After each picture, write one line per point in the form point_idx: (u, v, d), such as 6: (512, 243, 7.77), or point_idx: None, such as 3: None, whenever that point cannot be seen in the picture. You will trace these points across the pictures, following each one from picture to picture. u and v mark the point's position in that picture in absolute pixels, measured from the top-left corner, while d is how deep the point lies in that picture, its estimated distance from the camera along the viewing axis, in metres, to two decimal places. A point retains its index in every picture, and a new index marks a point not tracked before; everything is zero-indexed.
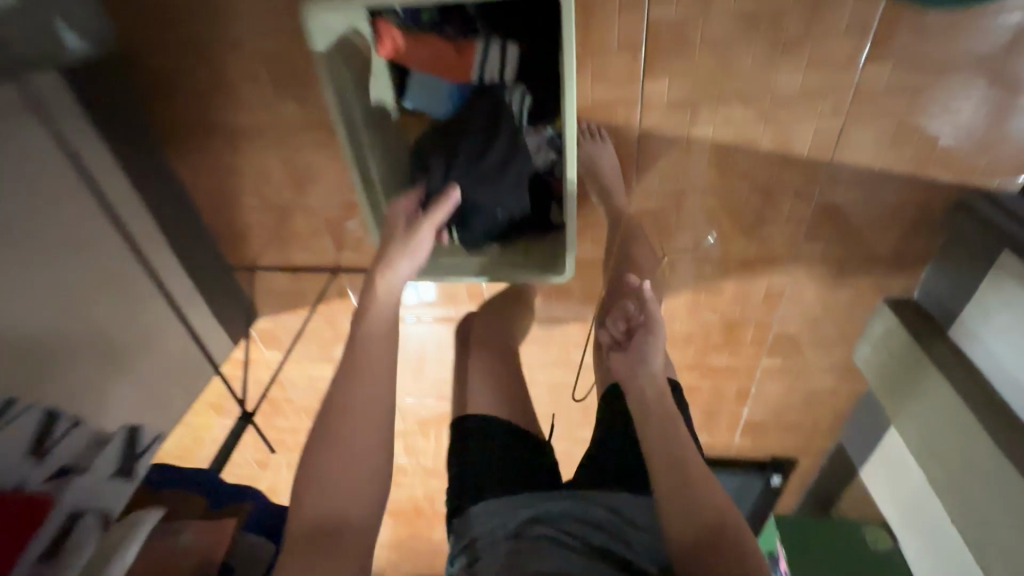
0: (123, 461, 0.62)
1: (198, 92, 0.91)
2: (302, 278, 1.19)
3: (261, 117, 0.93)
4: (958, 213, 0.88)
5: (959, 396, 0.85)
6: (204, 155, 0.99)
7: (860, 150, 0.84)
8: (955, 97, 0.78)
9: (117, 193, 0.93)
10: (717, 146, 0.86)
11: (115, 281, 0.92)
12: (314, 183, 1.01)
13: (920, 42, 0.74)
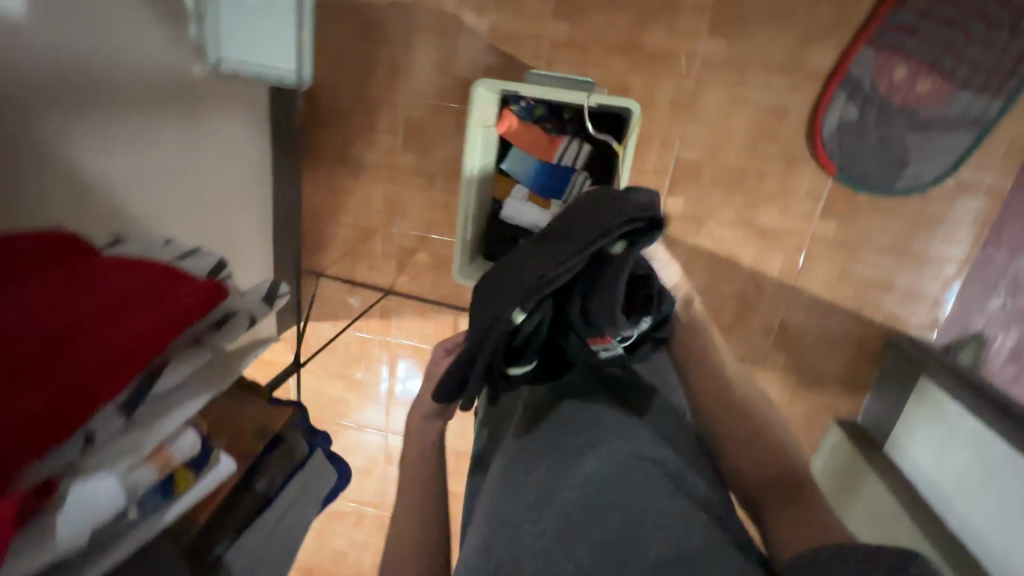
0: (266, 295, 0.65)
1: (349, 131, 1.24)
2: (357, 292, 1.40)
3: (385, 159, 1.26)
4: (886, 349, 1.13)
5: (891, 496, 0.99)
6: (328, 176, 1.29)
7: (815, 281, 1.13)
8: (881, 257, 1.09)
9: (250, 156, 1.12)
10: (713, 255, 1.15)
11: (214, 197, 1.02)
12: (403, 215, 1.30)
13: (856, 214, 1.07)
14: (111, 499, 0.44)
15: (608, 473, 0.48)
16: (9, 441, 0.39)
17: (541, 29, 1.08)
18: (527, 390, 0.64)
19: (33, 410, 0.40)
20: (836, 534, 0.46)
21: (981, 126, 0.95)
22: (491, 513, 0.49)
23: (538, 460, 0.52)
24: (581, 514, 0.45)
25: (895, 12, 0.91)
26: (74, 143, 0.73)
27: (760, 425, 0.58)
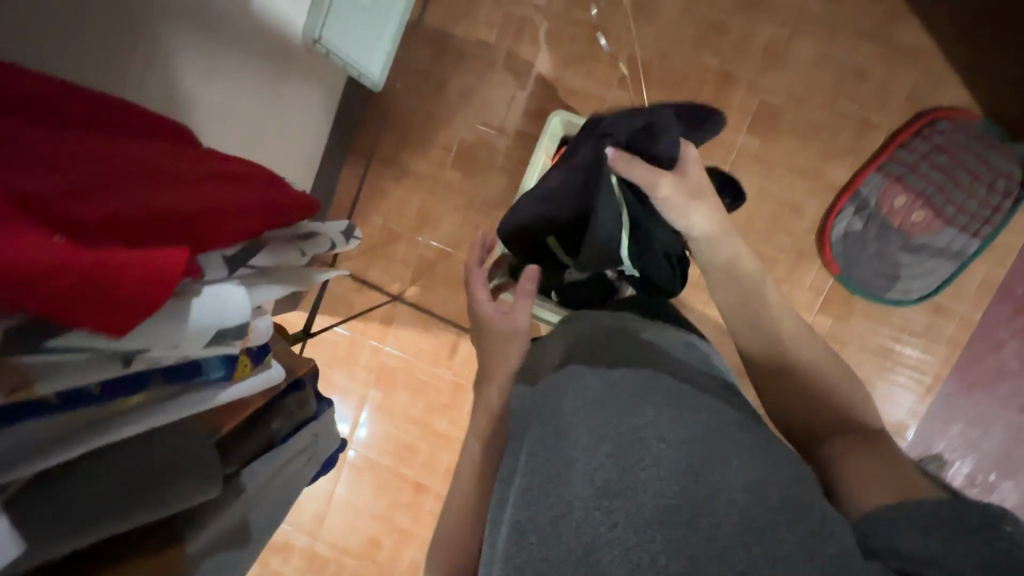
0: (344, 233, 0.69)
1: (405, 138, 1.31)
2: (363, 292, 1.38)
3: (432, 171, 1.31)
4: None
5: None
6: (371, 174, 1.33)
7: None
8: (866, 359, 1.19)
9: (312, 122, 1.16)
10: (720, 327, 1.22)
11: (271, 142, 1.04)
12: (433, 227, 1.33)
13: (849, 315, 1.19)
14: (240, 308, 0.41)
15: (680, 470, 0.45)
16: (154, 222, 0.37)
17: (605, 93, 1.21)
18: (578, 361, 0.60)
19: (176, 213, 0.39)
20: (920, 486, 0.48)
21: (961, 259, 1.09)
22: (555, 489, 0.47)
23: (601, 441, 0.49)
24: (659, 507, 0.44)
25: (901, 150, 1.09)
26: (185, 60, 0.75)
27: (826, 394, 0.64)
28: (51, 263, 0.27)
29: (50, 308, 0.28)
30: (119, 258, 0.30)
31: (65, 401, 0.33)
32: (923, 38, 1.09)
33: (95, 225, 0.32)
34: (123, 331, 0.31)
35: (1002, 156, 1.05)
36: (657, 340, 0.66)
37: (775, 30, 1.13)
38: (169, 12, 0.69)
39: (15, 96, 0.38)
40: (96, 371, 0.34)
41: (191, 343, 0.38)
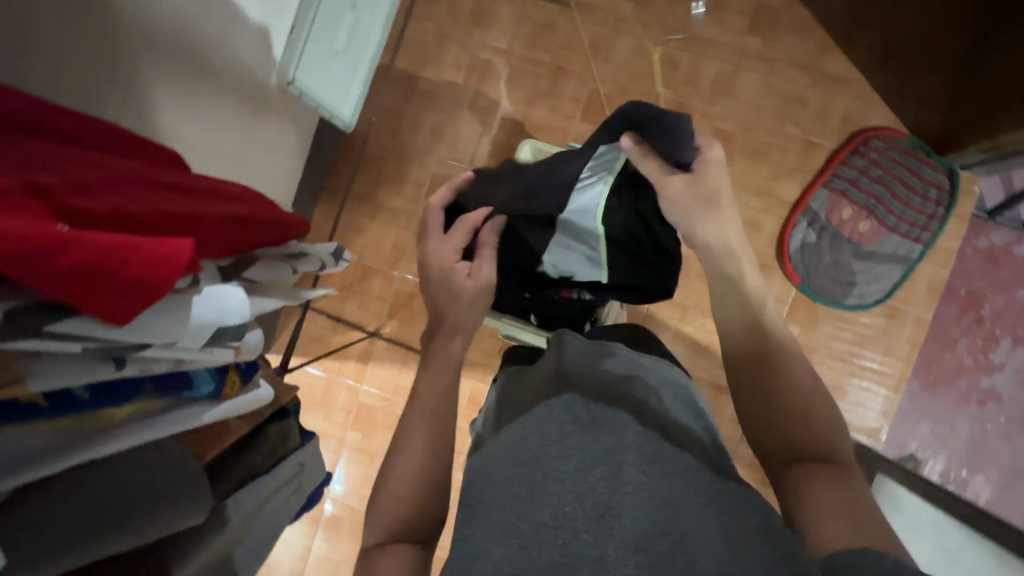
0: (333, 255, 0.71)
1: (378, 175, 1.34)
2: (339, 330, 1.35)
3: (405, 206, 1.33)
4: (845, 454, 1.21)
5: None
6: (345, 211, 1.34)
7: None
8: (835, 364, 1.24)
9: (287, 161, 1.19)
10: (696, 342, 1.25)
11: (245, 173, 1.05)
12: (409, 260, 1.32)
13: (815, 322, 1.24)
14: (239, 310, 0.46)
15: (658, 504, 0.43)
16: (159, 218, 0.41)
17: (569, 125, 1.28)
18: (567, 373, 0.58)
19: (175, 215, 0.42)
20: (878, 535, 0.49)
21: (907, 263, 1.18)
22: (529, 507, 0.45)
23: (582, 467, 0.47)
24: (638, 536, 0.41)
25: (843, 167, 1.19)
26: (161, 98, 0.79)
27: (805, 418, 0.61)
28: (70, 241, 0.31)
29: (65, 289, 0.32)
30: (134, 244, 0.34)
31: (56, 402, 0.38)
32: (849, 68, 1.21)
33: (106, 218, 0.36)
34: (125, 320, 0.35)
35: (931, 168, 1.16)
36: (648, 368, 0.63)
37: (720, 64, 1.24)
38: (147, 53, 0.74)
39: (39, 118, 0.43)
40: (95, 374, 0.38)
41: (191, 341, 0.42)
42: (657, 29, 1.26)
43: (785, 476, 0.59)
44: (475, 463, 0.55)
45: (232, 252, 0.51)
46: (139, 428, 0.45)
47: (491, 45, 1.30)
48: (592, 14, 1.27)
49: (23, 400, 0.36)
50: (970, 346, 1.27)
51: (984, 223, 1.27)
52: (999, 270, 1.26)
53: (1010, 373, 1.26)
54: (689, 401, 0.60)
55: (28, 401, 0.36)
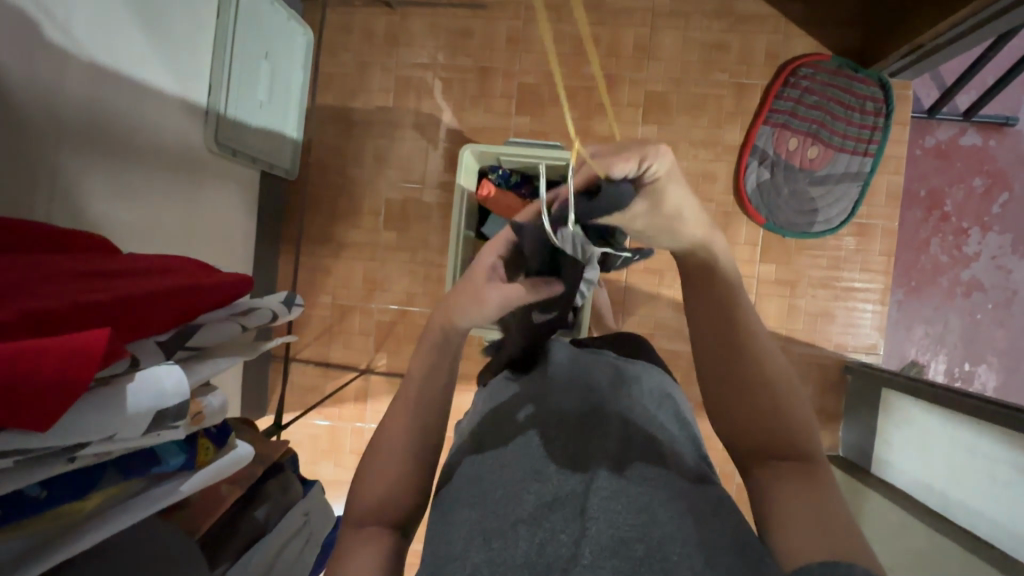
0: (284, 303, 0.69)
1: (333, 216, 1.33)
2: (330, 375, 1.33)
3: (366, 238, 1.32)
4: (848, 375, 1.23)
5: (906, 509, 0.97)
6: (308, 257, 1.33)
7: (769, 318, 1.26)
8: (818, 291, 1.25)
9: (243, 224, 1.19)
10: (680, 302, 1.25)
11: (199, 242, 1.05)
12: (383, 290, 1.31)
13: (790, 256, 1.25)
14: (177, 388, 0.44)
15: (637, 509, 0.45)
16: (73, 307, 0.42)
17: (508, 122, 1.28)
18: (550, 384, 0.60)
19: (87, 302, 0.43)
20: (853, 546, 0.43)
21: (862, 178, 1.19)
22: (507, 506, 0.46)
23: (563, 471, 0.49)
24: (613, 540, 0.42)
25: (778, 102, 1.21)
26: (89, 188, 0.78)
27: (776, 411, 0.51)
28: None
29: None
30: (35, 348, 0.35)
31: (7, 510, 0.38)
32: (760, 6, 1.23)
33: (2, 327, 0.37)
34: (49, 423, 0.36)
35: (863, 83, 1.18)
36: (633, 371, 0.64)
37: (638, 30, 1.25)
38: (62, 145, 0.73)
39: None
40: (41, 473, 0.39)
41: (130, 430, 0.41)
42: (569, 9, 1.27)
43: (753, 478, 0.52)
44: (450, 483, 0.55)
45: (174, 324, 0.50)
46: (105, 519, 0.46)
47: (413, 62, 1.31)
48: (504, 10, 1.28)
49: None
50: (943, 245, 1.29)
51: (926, 123, 1.29)
52: (952, 165, 1.29)
53: (987, 261, 1.28)
54: (675, 411, 0.61)
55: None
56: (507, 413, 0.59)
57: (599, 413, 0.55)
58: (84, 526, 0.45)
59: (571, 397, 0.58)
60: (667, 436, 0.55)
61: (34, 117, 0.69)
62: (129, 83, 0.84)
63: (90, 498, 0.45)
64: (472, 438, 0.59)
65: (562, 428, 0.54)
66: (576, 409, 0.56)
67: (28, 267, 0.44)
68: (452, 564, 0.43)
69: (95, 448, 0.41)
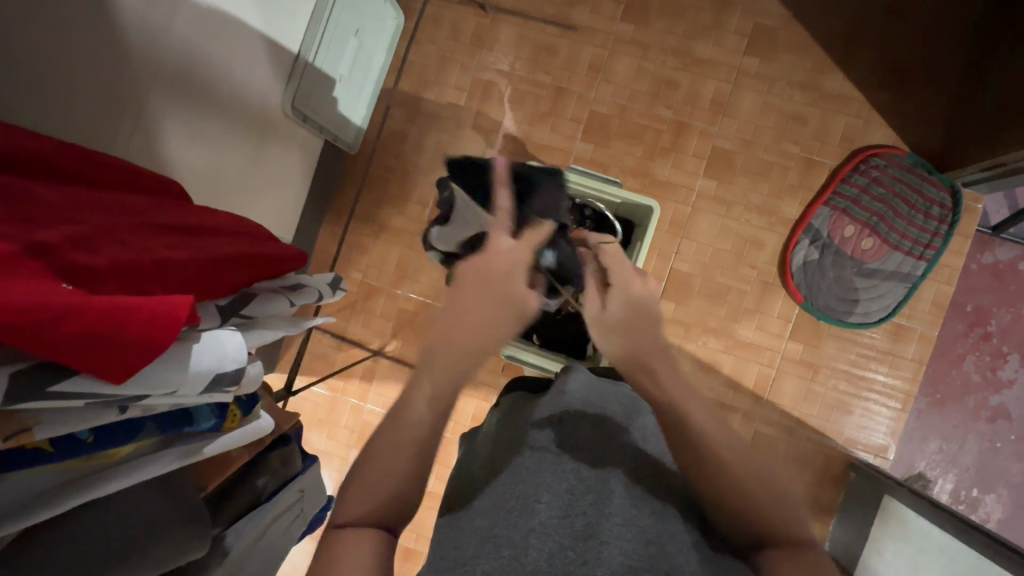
0: (332, 285, 0.72)
1: (380, 197, 1.35)
2: (343, 349, 1.34)
3: (408, 226, 1.34)
4: (851, 473, 1.21)
5: None
6: (348, 231, 1.35)
7: (785, 397, 1.24)
8: (840, 382, 1.23)
9: (297, 188, 1.23)
10: (700, 358, 1.24)
11: (254, 199, 1.08)
12: (412, 279, 1.33)
13: (820, 340, 1.24)
14: (235, 355, 0.48)
15: (647, 538, 0.43)
16: (155, 266, 0.44)
17: (572, 145, 1.29)
18: (567, 405, 0.58)
19: (164, 261, 0.45)
20: None
21: (911, 280, 1.17)
22: (519, 518, 0.45)
23: (575, 491, 0.47)
24: (624, 566, 0.40)
25: (843, 185, 1.19)
26: (170, 127, 0.81)
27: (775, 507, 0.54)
28: (64, 307, 0.34)
29: (64, 353, 0.35)
30: (133, 303, 0.37)
31: (60, 449, 0.41)
32: (847, 87, 1.22)
33: (94, 272, 0.40)
34: (124, 375, 0.38)
35: (934, 187, 1.16)
36: (646, 407, 0.63)
37: (720, 85, 1.25)
38: (156, 79, 0.76)
39: (64, 173, 0.48)
40: (97, 419, 0.41)
41: (190, 387, 0.44)
42: (657, 49, 1.27)
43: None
44: (464, 490, 0.53)
45: (230, 291, 0.53)
46: (135, 469, 0.49)
47: (492, 67, 1.32)
48: (593, 36, 1.29)
49: (29, 447, 0.39)
50: (977, 363, 1.26)
51: (989, 239, 1.27)
52: (1005, 286, 1.25)
53: (1019, 391, 1.24)
54: None
55: (35, 447, 0.39)
56: (526, 425, 0.58)
57: (612, 435, 0.54)
58: (113, 471, 0.47)
59: (583, 412, 0.57)
60: (679, 473, 0.54)
61: (138, 48, 0.72)
62: (227, 32, 0.87)
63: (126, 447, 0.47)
64: (490, 451, 0.58)
65: (576, 444, 0.52)
66: (593, 424, 0.55)
67: (110, 210, 0.46)
68: (464, 568, 0.42)
69: (147, 402, 0.44)
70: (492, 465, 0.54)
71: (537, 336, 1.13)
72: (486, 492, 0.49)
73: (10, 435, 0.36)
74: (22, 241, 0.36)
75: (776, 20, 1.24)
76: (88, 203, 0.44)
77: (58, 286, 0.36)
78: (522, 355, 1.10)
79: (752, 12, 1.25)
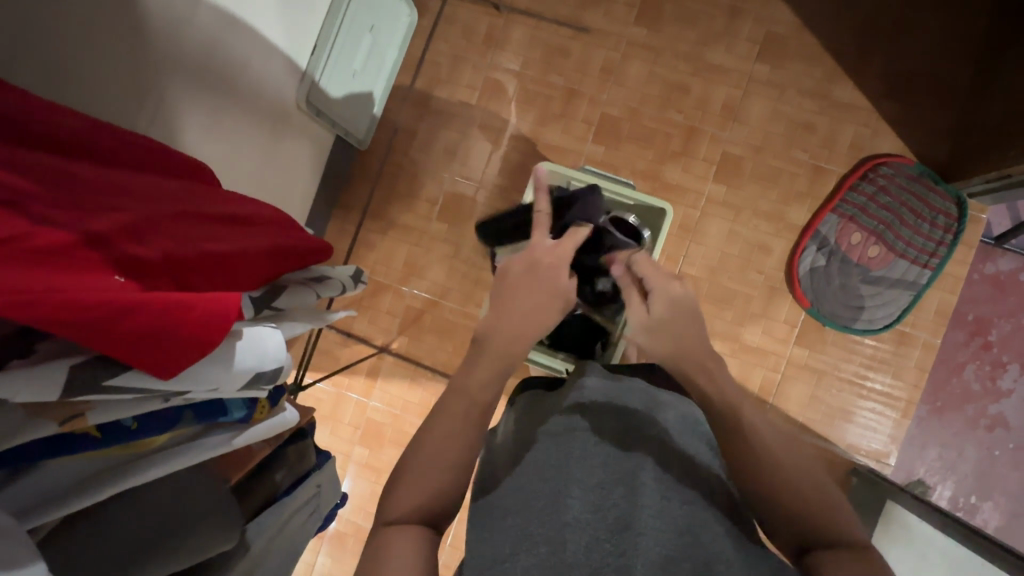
0: (353, 278, 0.71)
1: (389, 194, 1.35)
2: (348, 345, 1.34)
3: (417, 224, 1.34)
4: (853, 478, 1.22)
5: None
6: (356, 227, 1.35)
7: (788, 401, 1.25)
8: (843, 388, 1.24)
9: (308, 183, 1.22)
10: None
11: (266, 191, 1.07)
12: (420, 277, 1.32)
13: (824, 345, 1.25)
14: (276, 355, 0.48)
15: (681, 530, 0.43)
16: (201, 258, 0.45)
17: (582, 147, 1.30)
18: (589, 401, 0.58)
19: (209, 253, 0.46)
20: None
21: (916, 289, 1.19)
22: (552, 512, 0.45)
23: (604, 484, 0.47)
24: (662, 557, 0.41)
25: (850, 193, 1.21)
26: (188, 117, 0.81)
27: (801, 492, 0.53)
28: (130, 303, 0.35)
29: (126, 350, 0.36)
30: (189, 301, 0.39)
31: (105, 435, 0.41)
32: (856, 96, 1.24)
33: (150, 262, 0.41)
34: (176, 370, 0.38)
35: (939, 196, 1.18)
36: (668, 398, 0.63)
37: (731, 91, 1.26)
38: (177, 69, 0.76)
39: (110, 156, 0.48)
40: (143, 407, 0.41)
41: (232, 385, 0.45)
42: (669, 54, 1.28)
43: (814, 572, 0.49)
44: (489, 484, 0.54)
45: (263, 282, 0.53)
46: (172, 458, 0.48)
47: (504, 67, 1.33)
48: (606, 39, 1.30)
49: (77, 433, 0.39)
50: (978, 372, 1.27)
51: (991, 250, 1.28)
52: (1006, 297, 1.27)
53: (1018, 400, 1.26)
54: (706, 436, 0.59)
55: (81, 433, 0.39)
56: (549, 420, 0.58)
57: (635, 429, 0.54)
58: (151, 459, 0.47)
59: (605, 407, 0.57)
60: (704, 462, 0.54)
61: (162, 39, 0.72)
62: (247, 24, 0.87)
63: (162, 436, 0.47)
64: (513, 444, 0.59)
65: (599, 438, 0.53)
66: (617, 419, 0.56)
67: (154, 197, 0.46)
68: (501, 565, 0.42)
69: (191, 394, 0.44)
70: (518, 458, 0.54)
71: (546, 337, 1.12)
72: (515, 487, 0.50)
73: (63, 419, 0.36)
74: (76, 229, 0.36)
75: (787, 29, 1.25)
76: (135, 190, 0.45)
77: (112, 279, 0.37)
78: (531, 355, 1.09)
79: (764, 21, 1.26)
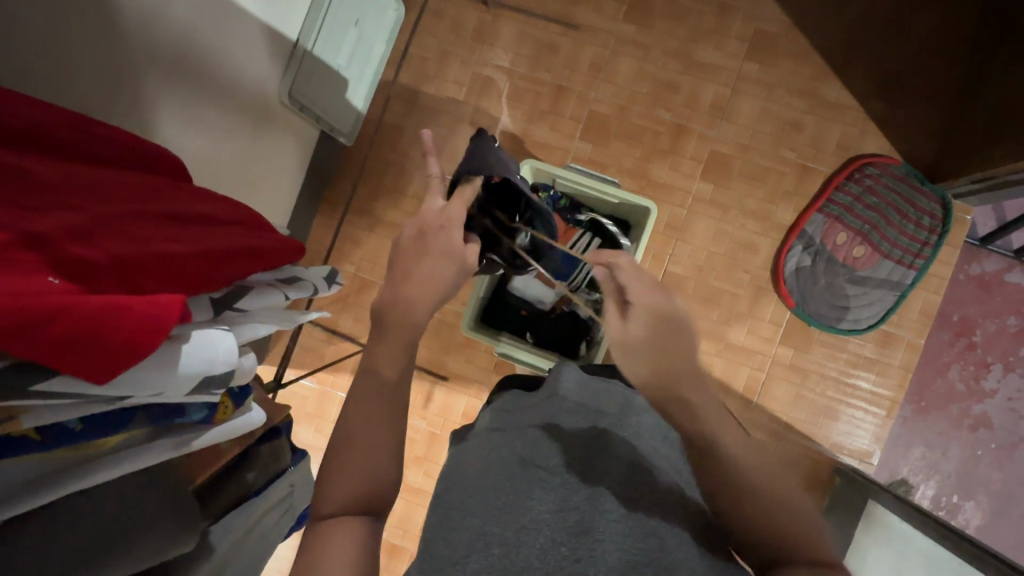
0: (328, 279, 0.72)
1: (376, 190, 1.34)
2: (334, 342, 1.33)
3: (403, 220, 1.32)
4: (836, 477, 1.22)
5: None
6: (342, 223, 1.34)
7: (773, 400, 1.25)
8: (828, 387, 1.25)
9: (292, 179, 1.21)
10: None
11: (249, 188, 1.06)
12: None
13: (809, 345, 1.25)
14: (226, 359, 0.47)
15: (646, 532, 0.43)
16: (156, 260, 0.44)
17: (569, 144, 1.29)
18: (560, 402, 0.58)
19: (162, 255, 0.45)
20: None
21: (901, 289, 1.19)
22: (511, 513, 0.44)
23: (568, 486, 0.46)
24: (622, 562, 0.40)
25: (837, 192, 1.20)
26: (164, 112, 0.79)
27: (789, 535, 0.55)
28: (55, 308, 0.34)
29: (44, 353, 0.34)
30: (123, 304, 0.37)
31: (47, 437, 0.40)
32: (843, 95, 1.23)
33: (95, 265, 0.40)
34: (106, 376, 0.37)
35: (925, 197, 1.18)
36: (642, 403, 0.63)
37: (720, 89, 1.26)
38: (152, 63, 0.74)
39: (69, 151, 0.47)
40: (86, 409, 0.40)
41: (177, 390, 0.44)
42: (658, 51, 1.27)
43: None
44: (451, 480, 0.53)
45: (227, 284, 0.53)
46: (122, 461, 0.48)
47: (493, 63, 1.32)
48: (595, 36, 1.29)
49: (17, 435, 0.38)
50: (962, 373, 1.28)
51: (976, 251, 1.29)
52: (991, 297, 1.28)
53: (1001, 401, 1.26)
54: (678, 443, 0.59)
55: (20, 435, 0.39)
56: (518, 419, 0.57)
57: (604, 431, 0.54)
58: (100, 462, 0.47)
59: (574, 409, 0.57)
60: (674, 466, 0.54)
61: (134, 31, 0.70)
62: (223, 17, 0.86)
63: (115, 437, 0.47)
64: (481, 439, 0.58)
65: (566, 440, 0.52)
66: (586, 420, 0.55)
67: (109, 195, 0.45)
68: (455, 567, 0.41)
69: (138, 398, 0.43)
70: (484, 456, 0.53)
71: (531, 336, 1.12)
72: (476, 484, 0.49)
73: None
74: (16, 230, 0.36)
75: (777, 27, 1.25)
76: (88, 188, 0.44)
77: (46, 281, 0.36)
78: (515, 352, 1.07)
79: (754, 19, 1.25)
